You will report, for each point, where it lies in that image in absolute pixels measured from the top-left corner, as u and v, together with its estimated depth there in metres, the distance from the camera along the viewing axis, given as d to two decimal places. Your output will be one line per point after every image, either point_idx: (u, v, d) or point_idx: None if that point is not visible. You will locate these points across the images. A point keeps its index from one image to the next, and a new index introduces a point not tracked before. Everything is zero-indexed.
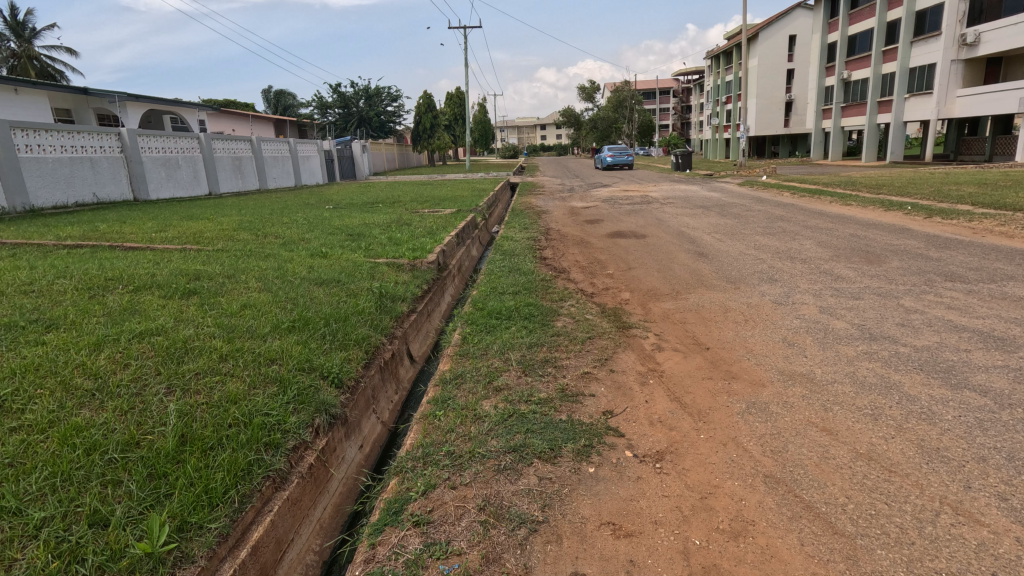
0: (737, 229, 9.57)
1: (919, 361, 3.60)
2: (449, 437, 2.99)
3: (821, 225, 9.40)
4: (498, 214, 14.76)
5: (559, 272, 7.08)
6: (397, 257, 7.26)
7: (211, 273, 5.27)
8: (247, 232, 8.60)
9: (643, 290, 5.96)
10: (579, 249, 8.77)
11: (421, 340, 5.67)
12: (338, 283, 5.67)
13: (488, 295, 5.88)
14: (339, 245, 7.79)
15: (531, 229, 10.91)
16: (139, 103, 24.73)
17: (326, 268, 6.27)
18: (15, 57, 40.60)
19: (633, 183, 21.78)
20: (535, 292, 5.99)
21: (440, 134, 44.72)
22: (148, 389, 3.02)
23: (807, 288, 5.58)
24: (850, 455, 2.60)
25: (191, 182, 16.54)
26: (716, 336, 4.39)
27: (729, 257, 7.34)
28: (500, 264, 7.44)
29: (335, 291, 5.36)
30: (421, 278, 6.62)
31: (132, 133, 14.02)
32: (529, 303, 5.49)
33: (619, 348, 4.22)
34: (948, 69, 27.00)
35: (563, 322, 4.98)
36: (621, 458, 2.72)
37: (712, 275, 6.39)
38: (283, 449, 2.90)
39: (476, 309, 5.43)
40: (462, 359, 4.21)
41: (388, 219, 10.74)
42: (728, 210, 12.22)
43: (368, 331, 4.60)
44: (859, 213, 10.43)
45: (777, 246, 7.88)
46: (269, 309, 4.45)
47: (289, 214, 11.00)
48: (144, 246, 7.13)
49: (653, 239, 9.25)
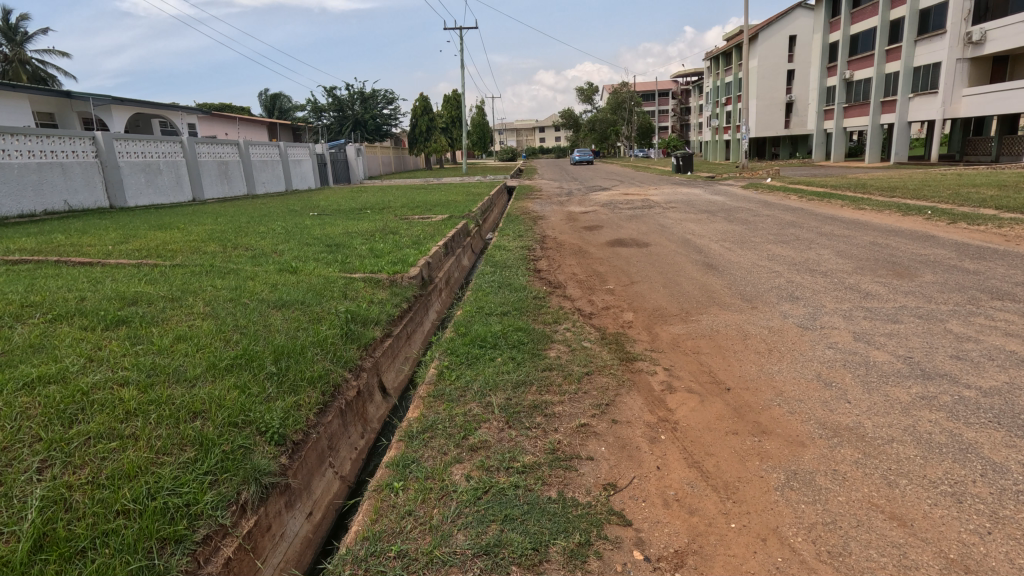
0: (746, 237, 8.92)
1: (993, 411, 2.92)
2: (404, 526, 2.31)
3: (838, 232, 8.74)
4: (493, 221, 14.14)
5: (553, 287, 6.41)
6: (376, 271, 6.61)
7: (151, 296, 4.59)
8: (217, 243, 7.93)
9: (647, 310, 5.28)
10: (576, 260, 8.10)
11: (395, 369, 4.99)
12: (302, 304, 5.00)
13: (473, 317, 5.21)
14: (313, 258, 7.13)
15: (526, 237, 10.25)
16: (125, 107, 24.08)
17: (292, 287, 5.59)
18: (5, 61, 39.98)
19: (633, 186, 21.12)
20: (526, 313, 5.31)
21: (436, 137, 44.14)
22: (15, 465, 2.34)
23: (835, 308, 4.91)
24: (938, 565, 1.93)
25: (174, 189, 15.88)
26: (738, 372, 3.71)
27: (742, 269, 6.68)
28: (488, 278, 6.79)
29: (296, 314, 4.70)
30: (402, 295, 5.98)
31: (108, 137, 13.34)
32: (518, 327, 4.81)
33: (624, 388, 3.56)
34: (954, 68, 26.38)
35: (557, 351, 4.31)
36: (629, 564, 2.04)
37: (725, 292, 5.71)
38: (187, 544, 2.22)
39: (458, 334, 4.78)
40: (435, 402, 3.53)
41: (373, 227, 10.07)
42: (734, 215, 11.59)
43: (327, 365, 3.92)
44: (874, 219, 9.81)
45: (793, 256, 7.21)
46: (208, 342, 3.78)
47: (268, 222, 10.34)
48: (95, 261, 6.46)
49: (656, 247, 8.60)
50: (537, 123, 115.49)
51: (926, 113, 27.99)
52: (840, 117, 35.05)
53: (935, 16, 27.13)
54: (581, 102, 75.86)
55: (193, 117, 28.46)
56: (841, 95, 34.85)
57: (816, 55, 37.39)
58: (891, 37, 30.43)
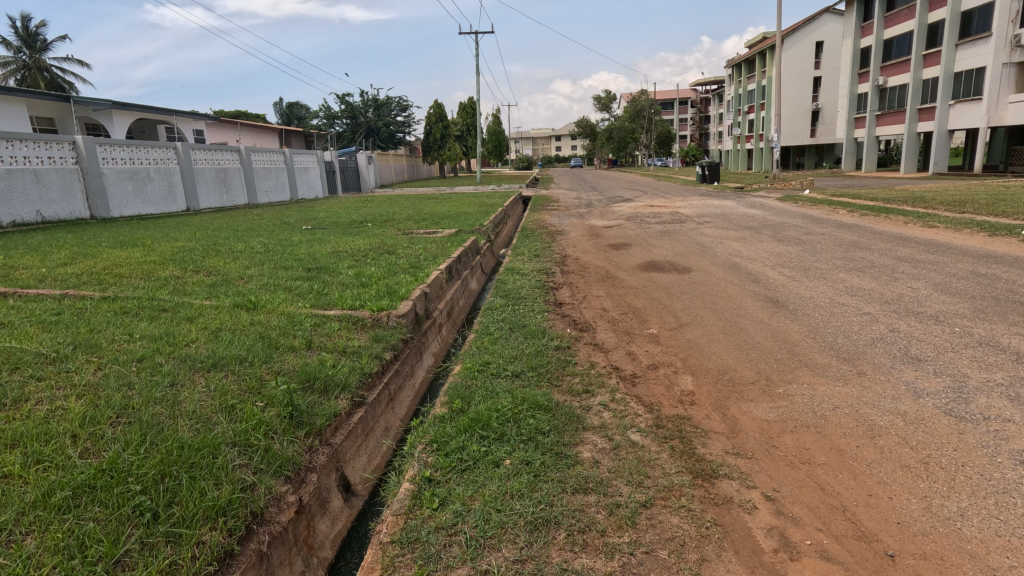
0: (808, 261, 7.48)
1: None
2: None
3: (920, 257, 7.26)
4: (506, 235, 12.82)
5: (579, 331, 5.03)
6: (356, 306, 5.27)
7: (23, 356, 3.32)
8: (177, 265, 6.71)
9: (710, 374, 3.89)
10: (605, 289, 6.74)
11: (366, 454, 3.67)
12: (240, 364, 3.68)
13: (474, 382, 3.87)
14: (285, 288, 5.85)
15: (544, 257, 8.92)
16: (127, 112, 23.29)
17: (241, 332, 4.31)
18: (25, 69, 40.01)
19: (658, 197, 19.75)
20: (545, 375, 3.95)
21: (450, 145, 43.13)
22: None
23: (983, 379, 3.48)
24: None
25: (166, 198, 14.86)
26: (896, 512, 2.30)
27: (820, 309, 5.28)
28: (495, 316, 5.45)
29: (229, 380, 3.41)
30: (385, 341, 4.67)
31: (89, 142, 12.29)
32: (535, 404, 3.43)
33: (711, 546, 2.18)
34: (999, 73, 24.59)
35: (590, 451, 2.95)
36: None
37: (811, 346, 4.30)
38: None
39: (452, 415, 3.44)
40: (401, 564, 2.18)
41: (368, 244, 8.78)
42: (781, 232, 10.13)
43: (245, 480, 2.59)
44: (954, 240, 8.34)
45: (878, 290, 5.77)
46: (59, 445, 2.49)
47: (250, 238, 9.10)
48: (11, 291, 5.23)
49: (700, 273, 7.22)
50: (552, 133, 114.85)
51: (969, 121, 26.24)
52: (873, 125, 33.23)
53: (978, 19, 25.36)
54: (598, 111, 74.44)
55: (200, 123, 27.71)
56: (873, 103, 33.04)
57: (845, 61, 35.61)
58: (929, 41, 28.59)
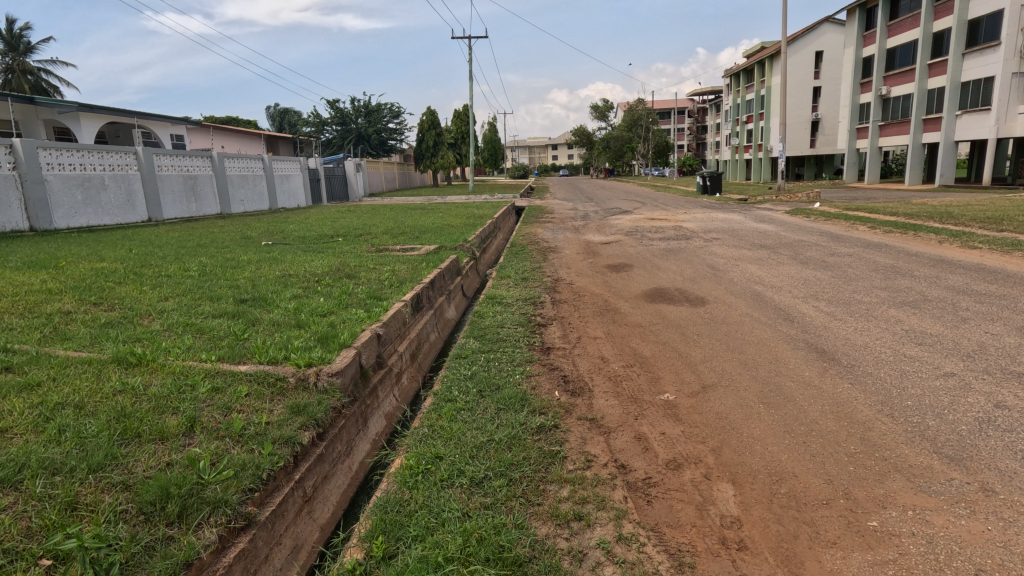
0: (844, 292, 6.28)
1: None
2: None
3: (977, 288, 6.10)
4: (494, 251, 11.64)
5: (571, 396, 3.78)
6: (277, 359, 4.00)
7: None
8: (76, 296, 5.41)
9: (761, 487, 2.64)
10: (603, 326, 5.52)
11: None
12: (41, 480, 2.39)
13: (413, 498, 2.60)
14: (193, 331, 4.56)
15: (533, 281, 7.72)
16: (98, 116, 22.01)
17: (88, 413, 3.00)
18: (8, 72, 38.75)
19: (658, 208, 18.67)
20: (519, 485, 2.69)
21: (444, 152, 41.98)
22: None
23: None
24: None
25: (122, 207, 13.59)
26: None
27: (884, 365, 4.06)
28: (461, 371, 4.17)
29: (8, 516, 2.19)
30: (306, 414, 3.38)
31: (29, 146, 11.05)
32: (497, 554, 2.18)
33: None
34: (1008, 83, 23.66)
35: None
36: None
37: (896, 433, 3.06)
38: None
39: (368, 570, 2.17)
40: None
41: (327, 266, 7.52)
42: (802, 252, 8.94)
43: None
44: (1007, 266, 7.17)
45: (949, 337, 4.56)
46: None
47: (190, 257, 7.85)
48: None
49: (716, 306, 6.03)
50: (549, 142, 114.27)
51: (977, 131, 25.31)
52: (875, 134, 32.05)
53: (986, 27, 24.44)
54: (595, 119, 73.53)
55: (180, 128, 26.45)
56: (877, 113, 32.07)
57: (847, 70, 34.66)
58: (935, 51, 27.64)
